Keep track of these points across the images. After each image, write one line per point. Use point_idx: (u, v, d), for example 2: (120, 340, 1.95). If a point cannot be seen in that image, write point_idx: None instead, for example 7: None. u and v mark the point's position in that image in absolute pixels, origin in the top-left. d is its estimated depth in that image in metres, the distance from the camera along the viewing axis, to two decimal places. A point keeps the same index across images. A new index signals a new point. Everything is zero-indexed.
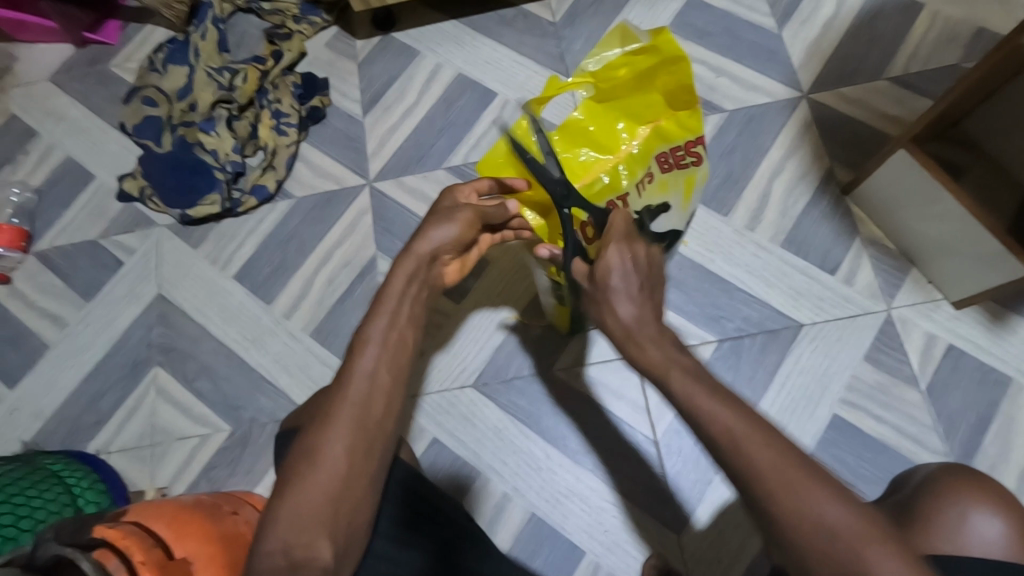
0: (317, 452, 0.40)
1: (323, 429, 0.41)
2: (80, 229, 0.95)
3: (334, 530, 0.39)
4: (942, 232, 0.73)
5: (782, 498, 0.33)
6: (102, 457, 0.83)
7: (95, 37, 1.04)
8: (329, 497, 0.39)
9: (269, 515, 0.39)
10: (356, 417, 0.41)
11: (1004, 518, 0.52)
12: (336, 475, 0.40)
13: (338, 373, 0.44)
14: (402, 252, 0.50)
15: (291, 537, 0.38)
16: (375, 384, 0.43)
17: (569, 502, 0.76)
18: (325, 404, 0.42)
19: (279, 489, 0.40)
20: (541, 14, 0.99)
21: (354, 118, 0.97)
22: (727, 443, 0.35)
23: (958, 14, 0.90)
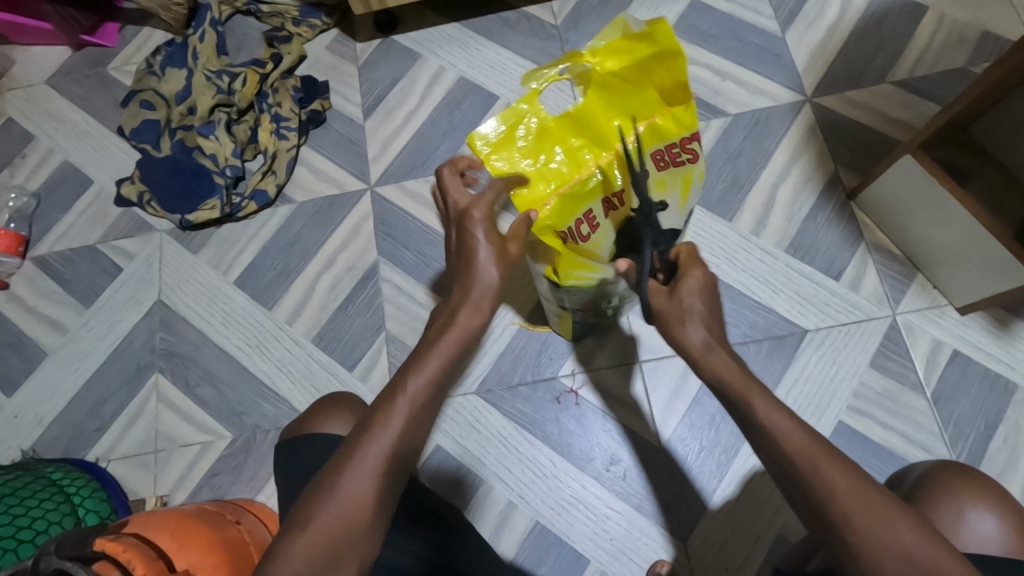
0: (348, 488, 0.37)
1: (357, 462, 0.38)
2: (79, 234, 0.94)
3: (346, 571, 0.37)
4: (949, 239, 0.73)
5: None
6: (103, 465, 0.83)
7: (93, 39, 1.03)
8: (350, 534, 0.37)
9: (286, 542, 0.37)
10: (393, 454, 0.39)
11: (999, 514, 0.52)
12: (359, 516, 0.37)
13: (379, 399, 0.40)
14: (458, 302, 0.42)
15: (306, 569, 0.36)
16: (417, 425, 0.40)
17: (574, 510, 0.76)
18: (360, 434, 0.39)
19: (298, 513, 0.38)
20: (545, 16, 0.98)
21: (356, 122, 0.96)
22: (848, 518, 0.34)
23: (964, 17, 0.89)
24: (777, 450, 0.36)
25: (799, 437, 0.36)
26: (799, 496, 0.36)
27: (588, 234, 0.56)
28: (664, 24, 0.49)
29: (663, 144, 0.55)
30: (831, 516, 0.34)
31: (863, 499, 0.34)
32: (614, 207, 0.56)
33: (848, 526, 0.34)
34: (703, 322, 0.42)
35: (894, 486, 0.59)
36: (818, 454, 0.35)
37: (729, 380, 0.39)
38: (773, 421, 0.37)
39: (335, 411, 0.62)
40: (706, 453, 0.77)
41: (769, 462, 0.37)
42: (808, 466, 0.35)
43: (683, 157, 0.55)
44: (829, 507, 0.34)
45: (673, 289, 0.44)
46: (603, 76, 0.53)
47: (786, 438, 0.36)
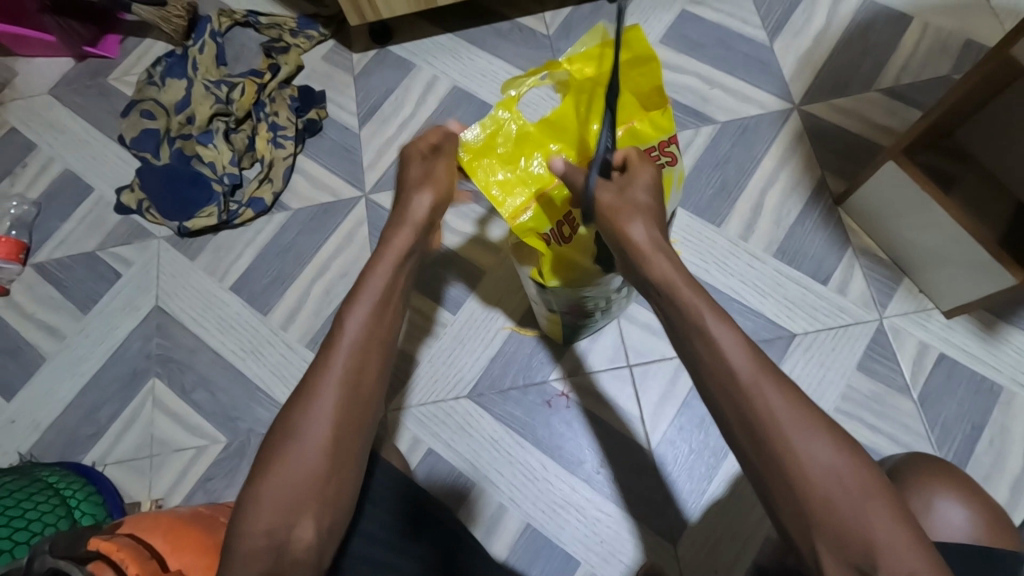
0: (301, 428, 0.39)
1: (306, 409, 0.40)
2: (78, 242, 0.96)
3: (315, 515, 0.39)
4: (934, 243, 0.74)
5: (826, 510, 0.34)
6: (98, 469, 0.83)
7: (94, 51, 1.05)
8: (312, 483, 0.39)
9: (253, 493, 0.39)
10: (344, 391, 0.41)
11: (968, 504, 0.52)
12: (319, 463, 0.39)
13: (322, 348, 0.43)
14: (394, 222, 0.50)
15: (273, 522, 0.38)
16: (362, 360, 0.42)
17: (564, 513, 0.77)
18: (309, 378, 0.41)
19: (258, 469, 0.40)
20: (537, 26, 1.00)
21: (351, 130, 0.98)
22: (781, 436, 0.35)
23: (947, 26, 0.91)
24: (716, 364, 0.38)
25: (741, 358, 0.38)
26: (739, 404, 0.37)
27: (569, 234, 0.57)
28: (641, 31, 0.50)
29: (642, 147, 0.56)
30: (766, 437, 0.36)
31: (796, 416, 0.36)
32: None
33: (783, 448, 0.35)
34: (648, 223, 0.46)
35: None
36: (752, 371, 0.37)
37: (682, 295, 0.42)
38: (717, 340, 0.39)
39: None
40: (695, 456, 0.77)
41: (705, 367, 0.39)
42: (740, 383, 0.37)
43: (663, 159, 0.56)
44: (764, 426, 0.36)
45: (624, 190, 0.48)
46: (582, 83, 0.54)
47: (730, 351, 0.38)
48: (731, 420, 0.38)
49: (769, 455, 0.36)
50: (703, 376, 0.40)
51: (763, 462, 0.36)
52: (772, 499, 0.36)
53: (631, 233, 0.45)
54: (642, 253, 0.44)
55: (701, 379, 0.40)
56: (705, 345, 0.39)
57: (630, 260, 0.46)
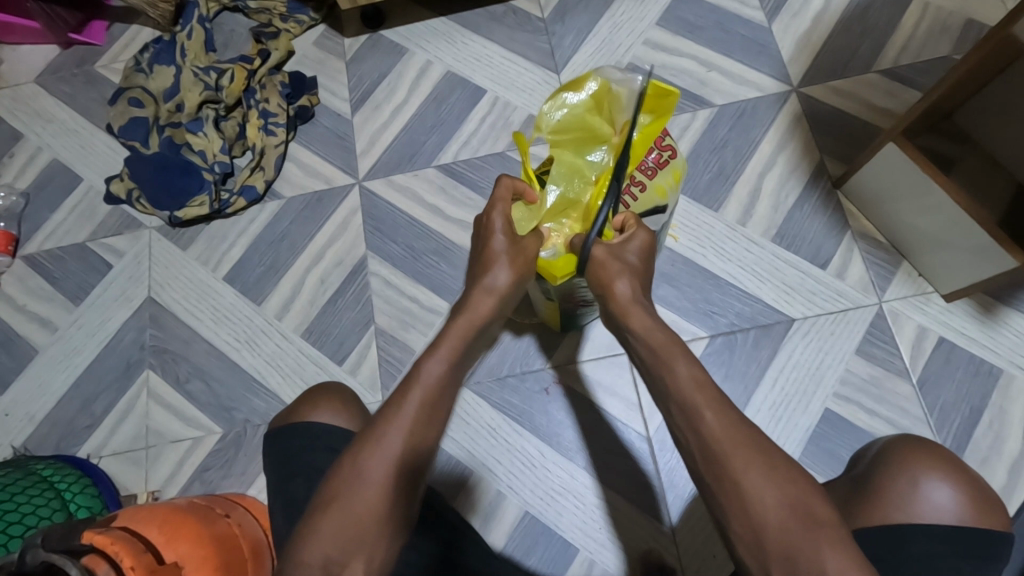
0: (368, 469, 0.43)
1: (375, 449, 0.44)
2: (68, 232, 0.94)
3: (366, 555, 0.42)
4: (934, 226, 0.73)
5: (778, 536, 0.38)
6: (94, 461, 0.83)
7: (80, 37, 1.03)
8: (370, 516, 0.42)
9: (311, 528, 0.42)
10: (410, 435, 0.45)
11: (954, 483, 0.51)
12: (381, 498, 0.43)
13: (396, 392, 0.47)
14: (471, 290, 0.54)
15: (333, 553, 0.41)
16: (431, 410, 0.47)
17: (562, 500, 0.76)
18: (380, 420, 0.45)
19: (320, 502, 0.43)
20: (531, 9, 0.98)
21: (343, 117, 0.96)
22: (738, 465, 0.41)
23: (948, 6, 0.89)
24: (680, 393, 0.45)
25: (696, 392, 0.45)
26: (700, 446, 0.43)
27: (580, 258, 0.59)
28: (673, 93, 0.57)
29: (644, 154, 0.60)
30: (722, 464, 0.41)
31: (751, 448, 0.42)
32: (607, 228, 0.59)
33: (737, 472, 0.41)
34: (629, 278, 0.53)
35: (853, 464, 0.59)
36: (707, 402, 0.44)
37: (656, 343, 0.49)
38: (678, 375, 0.46)
39: (325, 398, 0.63)
40: None
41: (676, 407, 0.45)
42: (698, 408, 0.44)
43: (663, 154, 0.61)
44: (722, 457, 0.41)
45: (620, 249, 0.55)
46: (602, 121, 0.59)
47: (688, 385, 0.45)
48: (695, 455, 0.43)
49: (728, 481, 0.41)
50: (671, 409, 0.46)
51: (720, 490, 0.41)
52: (730, 527, 0.41)
53: (614, 293, 0.52)
54: (624, 306, 0.52)
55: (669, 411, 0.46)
56: (673, 380, 0.46)
57: (612, 312, 0.53)
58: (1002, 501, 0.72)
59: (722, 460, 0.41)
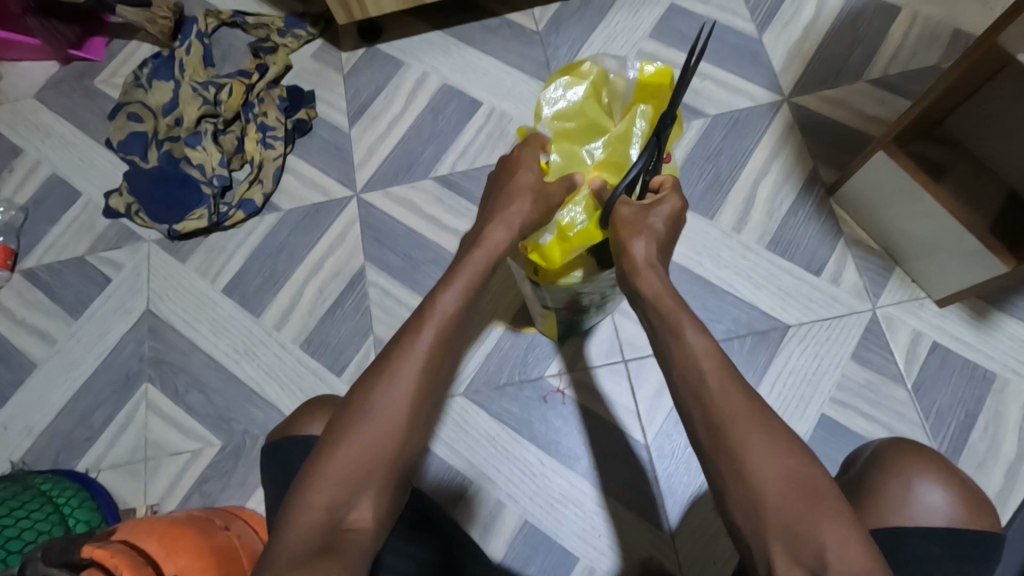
0: (378, 406, 0.44)
1: (385, 386, 0.45)
2: (67, 246, 0.95)
3: (377, 488, 0.43)
4: (925, 232, 0.74)
5: (777, 507, 0.38)
6: (93, 475, 0.83)
7: (80, 53, 1.04)
8: (377, 453, 0.43)
9: (318, 469, 0.43)
10: (421, 373, 0.46)
11: (947, 485, 0.52)
12: (389, 433, 0.44)
13: (407, 328, 0.48)
14: (491, 224, 0.54)
15: (337, 496, 0.42)
16: (442, 349, 0.47)
17: (562, 508, 0.76)
18: (389, 360, 0.46)
19: (328, 443, 0.44)
20: (526, 22, 1.00)
21: (341, 129, 0.97)
22: (740, 437, 0.41)
23: (936, 16, 0.91)
24: (681, 366, 0.46)
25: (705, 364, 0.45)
26: (703, 420, 0.43)
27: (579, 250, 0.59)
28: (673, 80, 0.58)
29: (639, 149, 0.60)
30: (726, 436, 0.41)
31: (754, 418, 0.42)
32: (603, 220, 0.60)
33: (739, 443, 0.41)
34: (653, 239, 0.53)
35: (845, 469, 0.59)
36: (712, 375, 0.44)
37: (663, 305, 0.49)
38: (687, 346, 0.46)
39: (325, 408, 0.63)
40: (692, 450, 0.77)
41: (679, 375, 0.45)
42: (702, 380, 0.44)
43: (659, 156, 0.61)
44: (727, 427, 0.41)
45: (647, 208, 0.54)
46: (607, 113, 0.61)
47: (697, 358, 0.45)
48: (699, 426, 0.43)
49: (728, 452, 0.41)
50: (675, 379, 0.46)
51: (722, 462, 0.41)
52: (727, 498, 0.41)
53: (630, 249, 0.52)
54: (637, 266, 0.52)
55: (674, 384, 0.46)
56: (679, 348, 0.47)
57: (624, 269, 0.53)
58: (999, 505, 0.72)
59: (725, 431, 0.41)
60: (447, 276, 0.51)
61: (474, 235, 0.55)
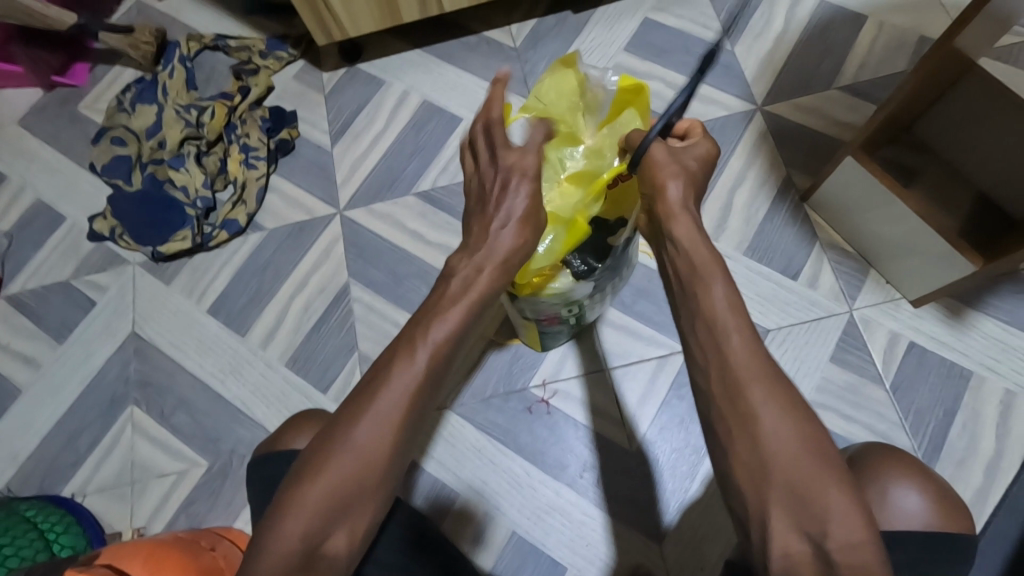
0: (360, 435, 0.41)
1: (368, 414, 0.41)
2: (52, 270, 0.95)
3: (358, 517, 0.41)
4: (897, 234, 0.76)
5: (784, 465, 0.37)
6: (79, 499, 0.82)
7: (63, 79, 1.05)
8: (355, 484, 0.40)
9: (296, 496, 0.40)
10: (407, 403, 0.42)
11: (922, 490, 0.53)
12: (369, 467, 0.41)
13: (398, 351, 0.44)
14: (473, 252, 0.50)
15: (313, 524, 0.39)
16: (429, 378, 0.43)
17: (550, 518, 0.77)
18: (376, 385, 0.42)
19: (308, 468, 0.41)
20: (504, 39, 1.01)
21: (324, 148, 0.98)
22: (754, 397, 0.39)
23: (902, 24, 0.93)
24: (707, 320, 0.43)
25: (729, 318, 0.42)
26: (717, 373, 0.41)
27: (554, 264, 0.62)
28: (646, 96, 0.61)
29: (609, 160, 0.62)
30: (742, 394, 0.40)
31: (766, 379, 0.40)
32: None
33: (754, 402, 0.39)
34: (683, 183, 0.49)
35: None
36: (737, 325, 0.42)
37: (698, 255, 0.46)
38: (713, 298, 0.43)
39: (306, 425, 0.63)
40: (677, 456, 0.78)
41: (695, 323, 0.44)
42: (726, 330, 0.42)
43: None
44: (739, 384, 0.40)
45: (675, 153, 0.51)
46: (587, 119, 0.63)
47: (717, 307, 0.43)
48: (711, 380, 0.41)
49: (742, 412, 0.39)
50: (694, 331, 0.44)
51: (732, 416, 0.40)
52: (732, 457, 0.40)
53: (664, 194, 0.49)
54: (672, 211, 0.48)
55: (691, 329, 0.44)
56: (707, 301, 0.44)
57: (657, 215, 0.49)
58: (980, 502, 0.73)
59: (741, 388, 0.40)
60: (434, 303, 0.47)
61: (466, 251, 0.51)
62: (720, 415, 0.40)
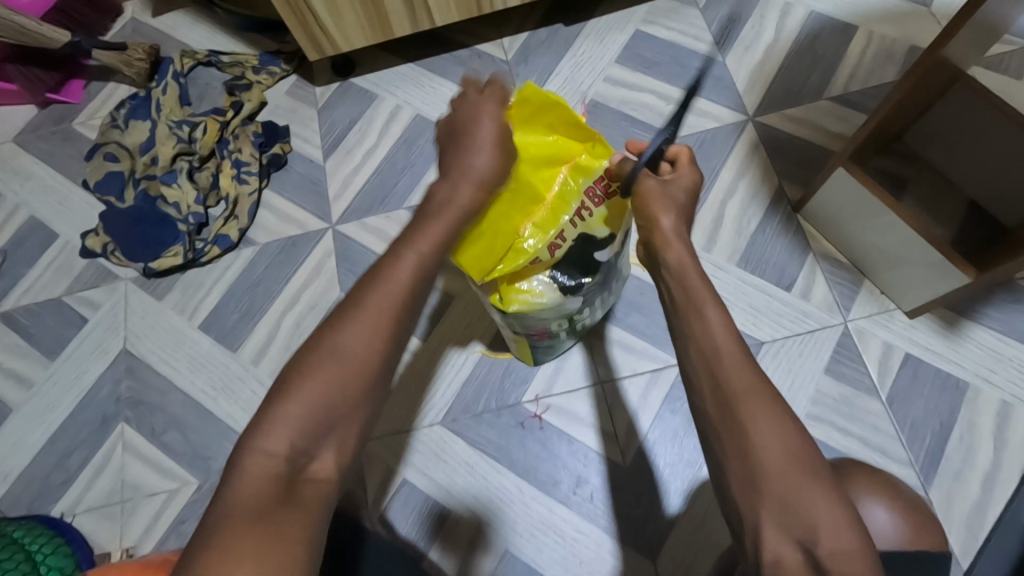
0: (344, 346, 0.43)
1: (350, 327, 0.43)
2: (45, 287, 0.95)
3: (342, 435, 0.42)
4: (890, 246, 0.76)
5: (777, 477, 0.39)
6: (68, 519, 0.82)
7: (58, 96, 1.06)
8: (340, 398, 0.42)
9: (278, 410, 0.40)
10: (387, 319, 0.44)
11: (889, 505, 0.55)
12: (354, 377, 0.42)
13: (376, 270, 0.47)
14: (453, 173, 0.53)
15: (296, 441, 0.40)
16: (410, 295, 0.46)
17: (544, 535, 0.76)
18: (357, 301, 0.45)
19: (291, 383, 0.42)
20: (495, 52, 1.02)
21: (316, 163, 0.99)
22: (748, 411, 0.41)
23: (892, 34, 0.94)
24: (705, 336, 0.46)
25: (727, 340, 0.45)
26: (712, 390, 0.43)
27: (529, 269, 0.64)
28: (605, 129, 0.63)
29: (590, 180, 0.63)
30: (735, 408, 0.42)
31: (761, 395, 0.42)
32: (557, 246, 0.63)
33: (745, 417, 0.41)
34: (673, 213, 0.54)
35: None
36: (730, 345, 0.45)
37: (690, 283, 0.49)
38: (707, 320, 0.46)
39: None
40: (671, 471, 0.77)
41: (690, 349, 0.47)
42: (719, 351, 0.45)
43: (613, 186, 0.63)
44: (733, 398, 0.42)
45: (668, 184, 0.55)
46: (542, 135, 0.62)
47: (713, 331, 0.46)
48: (709, 403, 0.43)
49: (736, 426, 0.41)
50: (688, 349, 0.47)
51: (726, 433, 0.42)
52: (727, 471, 0.41)
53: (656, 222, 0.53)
54: (666, 237, 0.53)
55: (687, 353, 0.47)
56: (700, 322, 0.47)
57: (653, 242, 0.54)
58: (978, 517, 0.72)
59: (734, 404, 0.42)
60: (416, 225, 0.51)
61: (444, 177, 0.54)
62: (717, 435, 0.42)
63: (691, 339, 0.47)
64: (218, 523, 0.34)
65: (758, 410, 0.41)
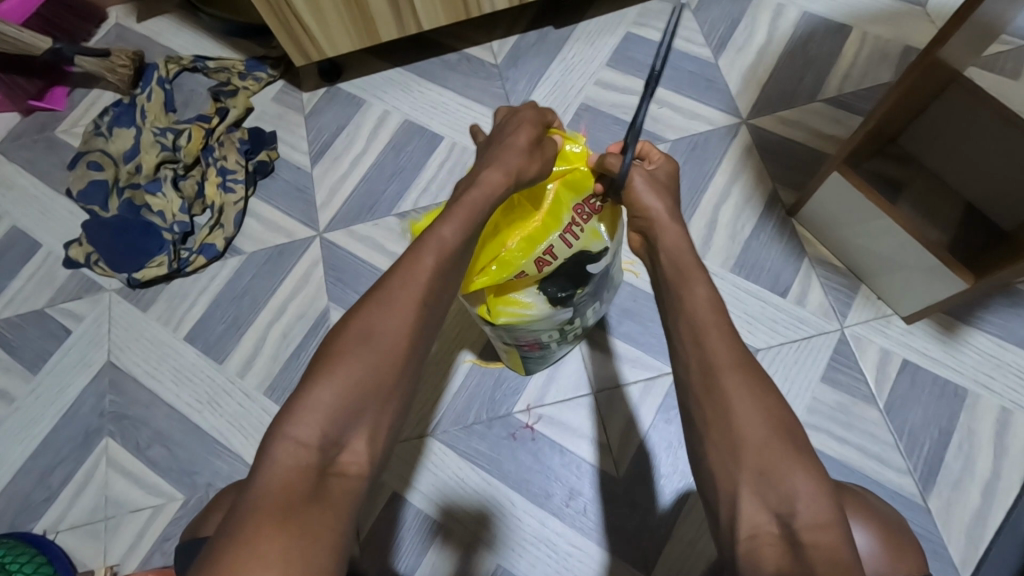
0: (372, 333, 0.45)
1: (377, 318, 0.46)
2: (27, 299, 0.93)
3: (371, 423, 0.44)
4: (886, 250, 0.74)
5: (758, 448, 0.42)
6: (51, 537, 0.80)
7: (40, 104, 1.04)
8: (370, 387, 0.44)
9: (309, 399, 0.42)
10: (414, 313, 0.47)
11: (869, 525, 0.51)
12: (384, 366, 0.45)
13: (401, 264, 0.49)
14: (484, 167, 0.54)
15: (327, 428, 0.42)
16: (435, 290, 0.49)
17: (535, 548, 0.74)
18: (380, 296, 0.47)
19: (323, 368, 0.44)
20: (485, 56, 1.00)
21: (304, 170, 0.97)
22: (730, 383, 0.45)
23: (886, 34, 0.92)
24: (692, 313, 0.49)
25: (711, 314, 0.49)
26: (698, 361, 0.47)
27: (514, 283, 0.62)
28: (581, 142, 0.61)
29: (580, 197, 0.61)
30: (718, 380, 0.45)
31: (743, 371, 0.46)
32: (546, 262, 0.61)
33: (727, 388, 0.45)
34: (659, 196, 0.56)
35: None
36: (717, 322, 0.48)
37: (681, 259, 0.53)
38: (697, 295, 0.50)
39: None
40: (665, 482, 0.76)
41: (679, 324, 0.50)
42: (708, 328, 0.48)
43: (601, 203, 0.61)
44: (718, 371, 0.46)
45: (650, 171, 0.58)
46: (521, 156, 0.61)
47: (699, 308, 0.49)
48: (694, 375, 0.47)
49: (720, 398, 0.45)
50: (677, 325, 0.50)
51: (710, 402, 0.45)
52: (708, 435, 0.45)
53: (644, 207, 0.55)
54: (658, 221, 0.55)
55: (676, 328, 0.50)
56: (690, 297, 0.50)
57: (643, 226, 0.56)
58: (978, 527, 0.70)
59: (718, 377, 0.46)
60: (444, 211, 0.52)
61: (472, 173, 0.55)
62: (699, 403, 0.46)
63: (678, 315, 0.50)
64: (252, 524, 0.36)
65: (739, 382, 0.45)
